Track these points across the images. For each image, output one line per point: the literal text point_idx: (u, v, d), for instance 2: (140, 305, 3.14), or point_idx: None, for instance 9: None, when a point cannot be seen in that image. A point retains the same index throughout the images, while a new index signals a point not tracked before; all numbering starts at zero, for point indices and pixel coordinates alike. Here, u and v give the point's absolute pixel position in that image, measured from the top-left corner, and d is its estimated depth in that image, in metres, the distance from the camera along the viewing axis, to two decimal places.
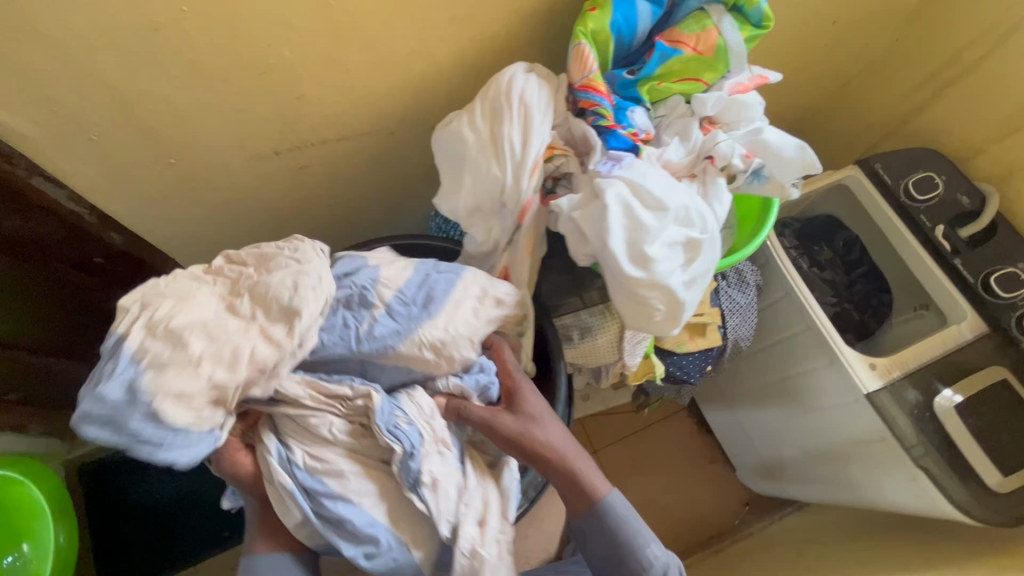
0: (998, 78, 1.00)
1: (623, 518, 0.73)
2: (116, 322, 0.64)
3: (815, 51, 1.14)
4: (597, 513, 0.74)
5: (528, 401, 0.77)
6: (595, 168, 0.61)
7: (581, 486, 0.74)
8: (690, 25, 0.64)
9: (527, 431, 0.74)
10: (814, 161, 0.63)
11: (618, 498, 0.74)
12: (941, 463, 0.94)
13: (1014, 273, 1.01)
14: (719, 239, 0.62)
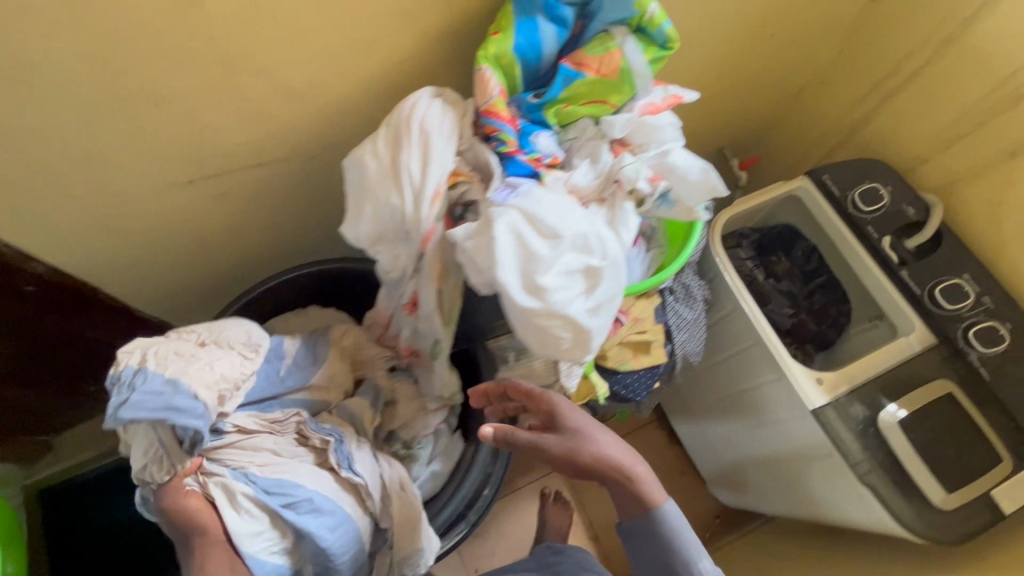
0: (934, 89, 1.00)
1: (678, 528, 0.70)
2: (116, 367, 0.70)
3: (759, 63, 1.13)
4: (656, 526, 0.70)
5: (569, 418, 0.72)
6: (492, 196, 0.61)
7: (638, 498, 0.70)
8: (594, 48, 0.64)
9: (576, 448, 0.70)
10: (719, 184, 0.62)
11: (675, 507, 0.71)
12: (885, 479, 0.93)
13: (958, 285, 1.00)
14: (626, 262, 0.62)
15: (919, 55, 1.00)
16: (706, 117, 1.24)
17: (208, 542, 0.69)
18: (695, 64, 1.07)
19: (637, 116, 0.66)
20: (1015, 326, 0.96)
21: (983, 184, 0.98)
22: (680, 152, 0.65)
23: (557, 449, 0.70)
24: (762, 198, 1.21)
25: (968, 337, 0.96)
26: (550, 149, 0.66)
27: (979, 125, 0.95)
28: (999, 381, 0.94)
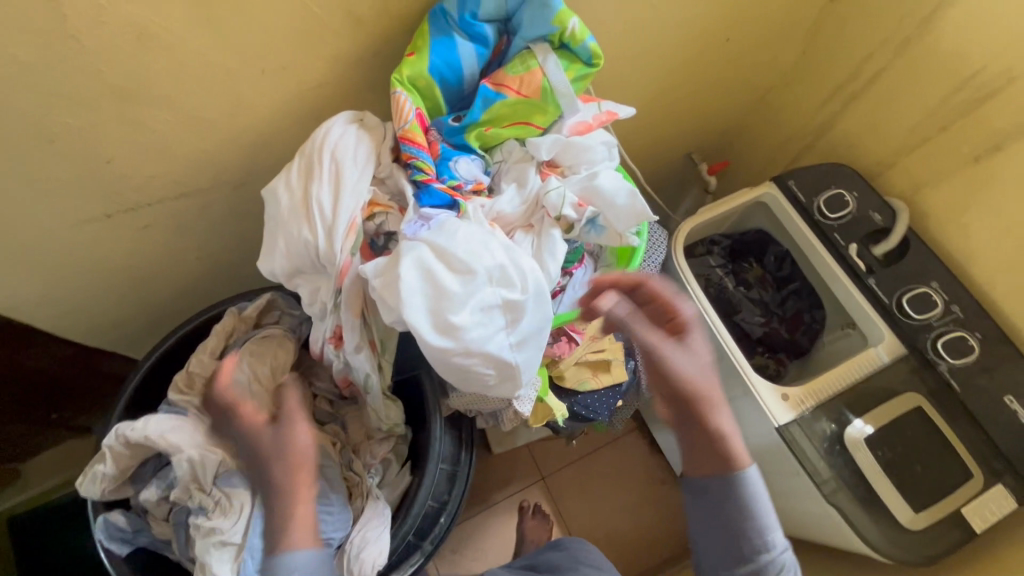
0: (896, 91, 0.96)
1: (760, 498, 0.63)
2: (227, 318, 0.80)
3: (720, 67, 1.09)
4: (737, 485, 0.63)
5: (695, 341, 0.67)
6: (403, 229, 0.58)
7: (725, 446, 0.64)
8: (514, 67, 0.60)
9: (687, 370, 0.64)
10: (645, 210, 0.60)
11: (759, 475, 0.64)
12: (853, 498, 0.90)
13: (927, 293, 0.96)
14: (550, 294, 0.58)
15: (881, 56, 0.97)
16: (670, 124, 1.20)
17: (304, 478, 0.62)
18: (654, 73, 1.03)
19: (564, 136, 0.63)
20: (985, 336, 0.92)
21: (948, 188, 0.94)
22: (607, 174, 0.62)
23: (672, 363, 0.64)
24: (729, 203, 1.17)
25: (937, 349, 0.93)
26: (471, 175, 0.62)
27: (943, 129, 0.92)
28: (969, 394, 0.91)
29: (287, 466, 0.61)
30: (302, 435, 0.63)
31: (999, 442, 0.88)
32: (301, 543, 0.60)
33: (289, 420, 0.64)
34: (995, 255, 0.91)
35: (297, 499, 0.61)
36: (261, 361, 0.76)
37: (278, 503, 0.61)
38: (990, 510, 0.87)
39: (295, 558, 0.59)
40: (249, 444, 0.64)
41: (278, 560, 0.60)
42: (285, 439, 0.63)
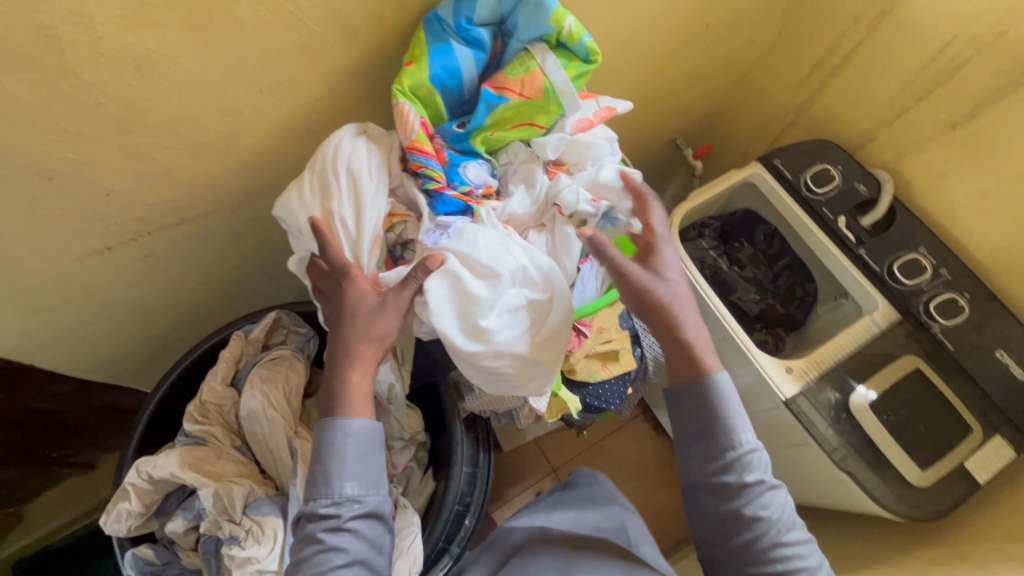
0: (871, 65, 0.99)
1: (730, 399, 0.63)
2: (232, 343, 0.79)
3: (700, 53, 1.11)
4: (706, 393, 0.63)
5: (666, 260, 0.64)
6: (424, 239, 0.59)
7: (693, 355, 0.64)
8: (514, 69, 0.60)
9: (654, 288, 0.63)
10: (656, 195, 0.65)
11: (730, 379, 0.64)
12: (862, 462, 0.93)
13: (915, 259, 1.00)
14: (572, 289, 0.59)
15: (855, 33, 0.99)
16: (654, 112, 1.22)
17: (374, 354, 0.56)
18: (635, 64, 1.04)
19: (567, 134, 0.64)
20: (973, 295, 0.96)
21: (928, 156, 0.98)
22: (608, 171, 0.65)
23: (638, 284, 0.62)
24: (720, 185, 1.19)
25: (930, 310, 0.98)
26: (480, 180, 0.62)
27: (918, 100, 0.95)
28: (964, 351, 0.96)
29: (366, 337, 0.56)
30: (394, 319, 0.56)
31: (992, 395, 0.94)
32: (360, 412, 0.54)
33: (393, 292, 0.56)
34: (977, 217, 0.95)
35: (360, 370, 0.55)
36: (274, 384, 0.74)
37: (350, 365, 0.55)
38: (991, 460, 0.91)
39: (353, 425, 0.54)
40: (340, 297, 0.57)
41: (335, 419, 0.54)
42: (376, 308, 0.56)
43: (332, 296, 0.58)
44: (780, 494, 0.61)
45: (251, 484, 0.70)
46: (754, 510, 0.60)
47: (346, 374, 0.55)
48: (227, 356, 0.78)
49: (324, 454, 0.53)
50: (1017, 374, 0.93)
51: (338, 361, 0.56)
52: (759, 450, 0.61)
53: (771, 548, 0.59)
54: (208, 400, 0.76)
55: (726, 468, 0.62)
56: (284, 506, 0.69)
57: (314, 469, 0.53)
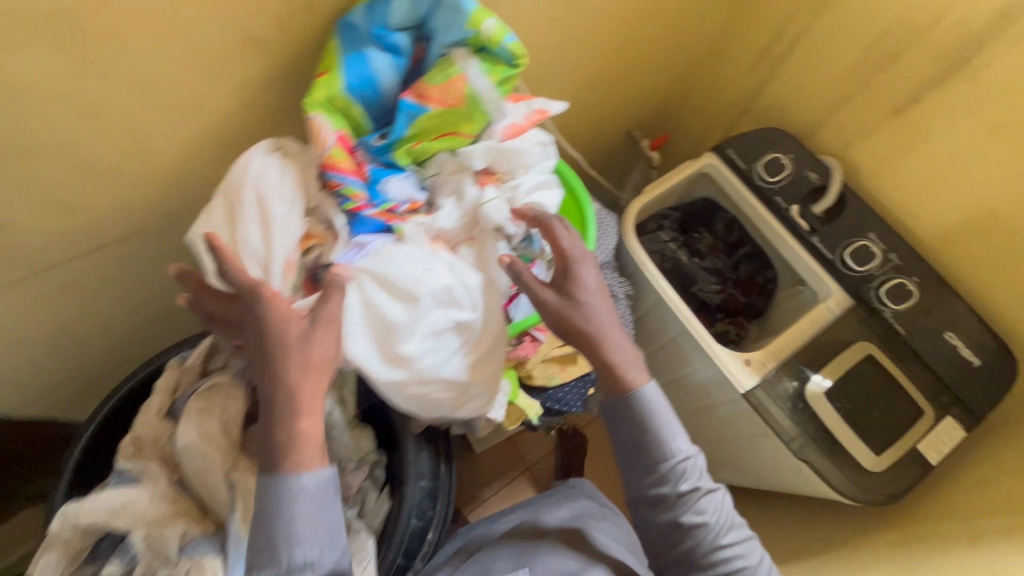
0: (817, 51, 0.98)
1: (658, 413, 0.63)
2: (167, 371, 0.76)
3: (648, 42, 1.08)
4: (636, 411, 0.63)
5: (583, 281, 0.61)
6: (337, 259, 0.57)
7: (620, 373, 0.63)
8: (434, 76, 0.57)
9: (570, 312, 0.61)
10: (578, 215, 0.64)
11: (657, 391, 0.63)
12: (819, 450, 0.93)
13: (866, 246, 1.00)
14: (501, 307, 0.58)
15: (801, 19, 0.98)
16: (607, 105, 1.19)
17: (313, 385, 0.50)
18: (583, 58, 1.01)
19: (496, 141, 0.61)
20: (922, 279, 0.97)
21: (876, 141, 0.97)
22: (536, 184, 0.63)
23: (550, 309, 0.61)
24: (675, 176, 1.17)
25: (881, 295, 0.98)
26: (404, 195, 0.60)
27: (864, 85, 0.94)
28: (916, 334, 0.97)
29: (306, 370, 0.50)
30: (332, 344, 0.50)
31: (943, 376, 0.95)
32: (311, 465, 0.49)
33: (330, 315, 0.50)
34: (923, 202, 0.95)
35: (304, 411, 0.49)
36: (210, 415, 0.70)
37: (294, 410, 0.49)
38: (943, 442, 0.93)
39: (303, 482, 0.49)
40: (265, 328, 0.50)
41: (280, 479, 0.49)
42: (311, 335, 0.50)
43: (249, 325, 0.51)
44: (715, 498, 0.64)
45: (187, 522, 0.66)
46: (691, 517, 0.63)
47: (288, 422, 0.49)
48: (162, 386, 0.75)
49: (271, 521, 0.48)
50: (966, 355, 0.94)
51: (276, 407, 0.49)
52: (692, 459, 0.63)
53: (711, 551, 0.63)
54: (142, 436, 0.72)
55: (663, 479, 0.64)
56: (225, 543, 0.66)
57: (260, 537, 0.48)
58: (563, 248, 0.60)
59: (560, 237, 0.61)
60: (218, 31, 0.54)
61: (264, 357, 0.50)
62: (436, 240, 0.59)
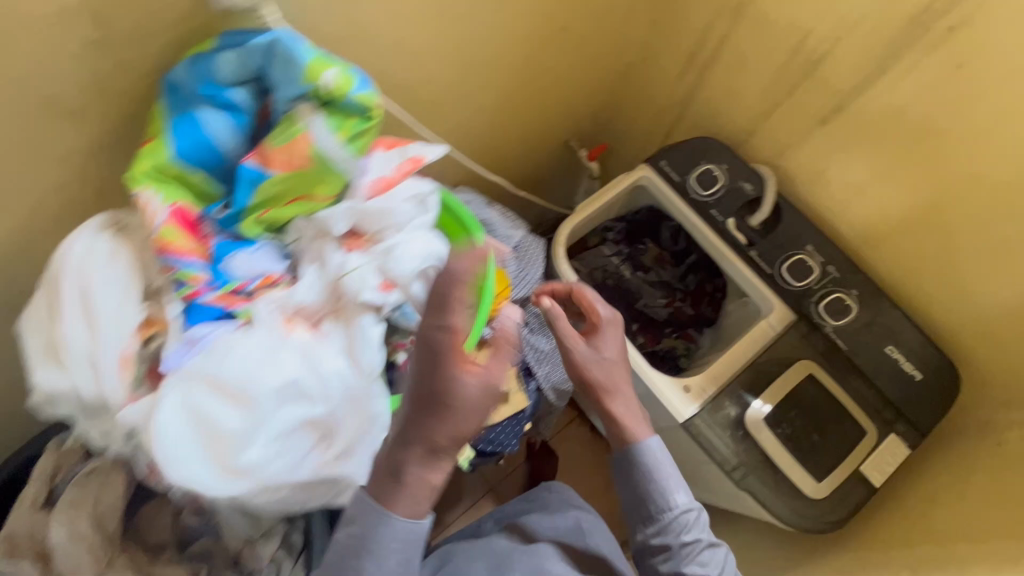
0: (740, 58, 0.91)
1: (661, 464, 0.70)
2: (46, 454, 0.70)
3: (566, 57, 0.99)
4: (648, 464, 0.70)
5: (606, 341, 0.75)
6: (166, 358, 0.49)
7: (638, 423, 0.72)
8: (277, 136, 0.51)
9: (591, 363, 0.73)
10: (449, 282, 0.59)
11: (658, 444, 0.71)
12: (760, 480, 0.89)
13: (803, 260, 0.96)
14: (363, 391, 0.52)
15: (721, 25, 0.90)
16: (537, 122, 1.10)
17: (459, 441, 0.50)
18: (499, 84, 0.91)
19: (359, 202, 0.55)
20: (861, 292, 0.93)
21: (806, 151, 0.91)
22: (406, 248, 0.55)
23: (576, 356, 0.73)
24: (608, 193, 1.11)
25: (819, 311, 0.94)
26: (255, 271, 0.53)
27: (789, 94, 0.87)
28: (857, 349, 0.93)
29: (457, 437, 0.49)
30: (486, 415, 0.49)
31: (885, 391, 0.92)
32: (418, 516, 0.50)
33: (491, 384, 0.49)
34: (858, 213, 0.90)
35: (437, 469, 0.49)
36: (81, 509, 0.64)
37: (421, 463, 0.49)
38: (887, 461, 0.90)
39: (405, 532, 0.50)
40: (431, 379, 0.48)
41: (385, 520, 0.50)
42: (476, 402, 0.48)
43: (421, 368, 0.48)
44: (717, 552, 0.69)
45: None
46: (693, 568, 0.67)
47: (421, 472, 0.50)
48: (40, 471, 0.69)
49: (359, 552, 0.49)
50: (908, 370, 0.90)
51: (415, 449, 0.49)
52: (693, 511, 0.69)
53: None
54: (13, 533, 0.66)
55: (669, 529, 0.69)
56: None
57: (344, 563, 0.49)
58: (596, 308, 0.77)
59: (590, 300, 0.79)
60: (2, 98, 0.47)
61: (418, 409, 0.49)
62: (289, 322, 0.52)
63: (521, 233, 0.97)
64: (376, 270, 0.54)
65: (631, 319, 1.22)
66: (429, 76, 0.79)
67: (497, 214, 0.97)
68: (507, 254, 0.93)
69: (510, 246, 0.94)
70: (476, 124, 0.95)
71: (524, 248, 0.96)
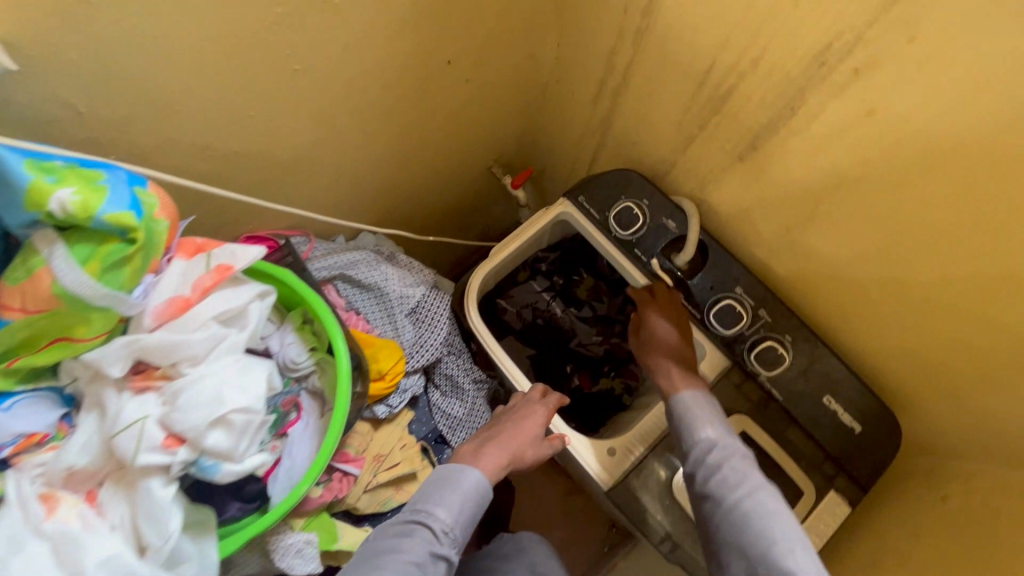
0: (649, 86, 0.80)
1: (692, 403, 0.78)
2: None
3: (458, 91, 0.87)
4: (688, 408, 0.78)
5: (655, 319, 0.88)
6: None
7: (687, 374, 0.83)
8: (14, 273, 0.43)
9: (643, 347, 0.88)
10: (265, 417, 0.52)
11: (684, 397, 0.79)
12: (692, 552, 0.82)
13: (731, 305, 0.87)
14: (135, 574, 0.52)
15: (623, 51, 0.79)
16: (444, 157, 0.99)
17: (518, 444, 0.79)
18: (376, 131, 0.79)
19: (139, 335, 0.48)
20: (795, 339, 0.85)
21: (727, 189, 0.81)
22: (191, 393, 0.49)
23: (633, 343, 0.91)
24: (526, 232, 1.01)
25: (751, 360, 0.86)
26: (3, 436, 0.50)
27: (702, 128, 0.77)
28: (791, 399, 0.85)
29: (512, 442, 0.79)
30: (529, 428, 0.82)
31: (822, 443, 0.84)
32: (479, 474, 0.72)
33: (529, 413, 0.84)
34: (787, 255, 0.81)
35: (496, 458, 0.76)
36: None
37: (480, 456, 0.76)
38: (825, 522, 0.82)
39: (467, 477, 0.72)
40: (518, 404, 0.86)
41: (472, 465, 0.73)
42: (529, 420, 0.83)
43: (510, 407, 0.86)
44: (745, 476, 0.70)
45: None
46: (719, 485, 0.70)
47: (485, 462, 0.75)
48: None
49: (442, 483, 0.71)
50: (847, 422, 0.83)
51: (486, 451, 0.77)
52: (718, 439, 0.74)
53: (735, 519, 0.68)
54: None
55: (702, 454, 0.74)
56: None
57: (430, 490, 0.71)
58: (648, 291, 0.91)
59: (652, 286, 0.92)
60: None
61: (492, 431, 0.81)
62: (51, 497, 0.51)
63: (421, 291, 0.88)
64: (158, 427, 0.48)
65: (565, 359, 1.14)
66: (276, 136, 0.67)
67: (392, 271, 0.87)
68: (402, 318, 0.85)
69: (406, 308, 0.86)
70: (362, 173, 0.84)
71: (424, 308, 0.88)
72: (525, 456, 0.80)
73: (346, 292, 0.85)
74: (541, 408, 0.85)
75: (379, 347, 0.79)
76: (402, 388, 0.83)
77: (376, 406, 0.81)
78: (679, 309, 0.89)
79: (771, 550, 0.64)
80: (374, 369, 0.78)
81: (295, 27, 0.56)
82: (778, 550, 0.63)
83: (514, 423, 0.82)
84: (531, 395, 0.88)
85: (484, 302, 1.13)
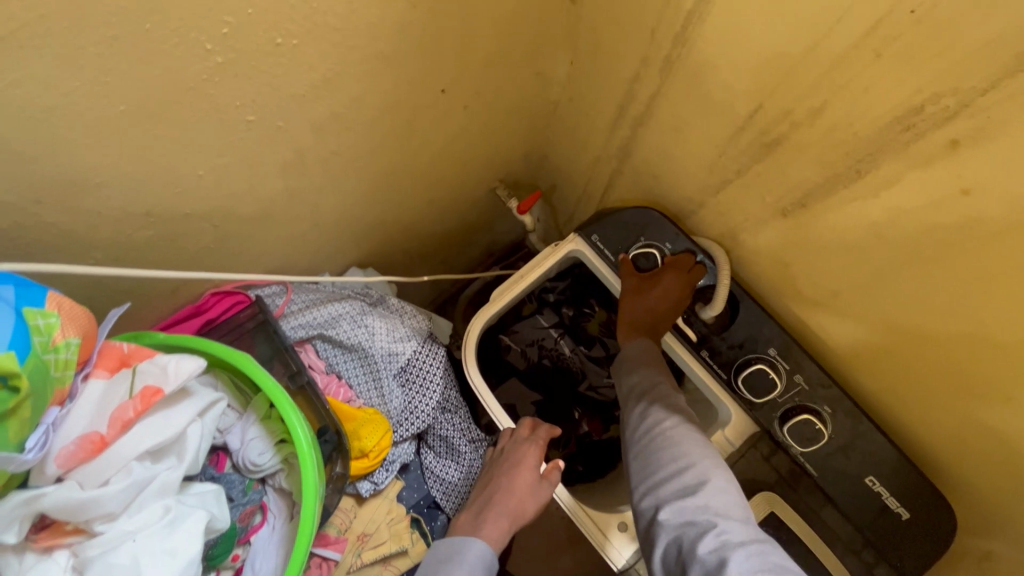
0: (679, 119, 0.67)
1: (640, 346, 0.80)
2: None
3: (453, 122, 0.74)
4: (629, 357, 0.80)
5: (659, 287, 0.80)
6: None
7: (633, 328, 0.83)
8: None
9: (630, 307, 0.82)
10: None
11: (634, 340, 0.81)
12: None
13: (765, 370, 0.77)
14: None
15: (647, 77, 0.66)
16: (439, 186, 0.86)
17: (514, 497, 0.70)
18: (355, 174, 0.68)
19: (43, 492, 0.39)
20: (837, 411, 0.74)
21: (765, 240, 0.69)
22: (101, 572, 0.41)
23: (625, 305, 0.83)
24: (533, 271, 0.90)
25: (782, 432, 0.77)
26: None
27: (738, 173, 0.65)
28: (829, 478, 0.75)
29: (509, 503, 0.70)
30: (527, 475, 0.72)
31: (862, 530, 0.74)
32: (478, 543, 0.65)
33: (518, 462, 0.73)
34: (833, 322, 0.70)
35: (494, 525, 0.68)
36: None
37: (481, 524, 0.68)
38: None
39: (471, 551, 0.65)
40: (507, 455, 0.75)
41: (474, 536, 0.67)
42: (516, 470, 0.72)
43: (500, 454, 0.76)
44: (681, 408, 0.73)
45: None
46: (660, 413, 0.72)
47: (489, 528, 0.68)
48: None
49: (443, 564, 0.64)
50: (895, 507, 0.72)
51: (485, 516, 0.69)
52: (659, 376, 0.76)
53: (672, 441, 0.69)
54: None
55: (647, 385, 0.76)
56: None
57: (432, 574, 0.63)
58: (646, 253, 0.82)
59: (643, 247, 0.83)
60: None
61: (488, 489, 0.73)
62: None
63: (411, 346, 0.78)
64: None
65: (572, 403, 1.04)
66: (231, 195, 0.56)
67: (380, 324, 0.77)
68: (388, 380, 0.76)
69: (394, 368, 0.77)
70: (343, 215, 0.74)
71: (415, 367, 0.78)
72: (524, 514, 0.70)
73: (326, 353, 0.77)
74: (523, 455, 0.74)
75: (363, 421, 0.71)
76: (389, 462, 0.76)
77: (360, 481, 0.74)
78: (686, 286, 0.79)
79: (700, 459, 0.67)
80: (356, 446, 0.70)
81: (242, 77, 0.45)
82: (707, 462, 0.67)
83: (507, 475, 0.73)
84: (512, 436, 0.77)
85: (486, 338, 1.04)
